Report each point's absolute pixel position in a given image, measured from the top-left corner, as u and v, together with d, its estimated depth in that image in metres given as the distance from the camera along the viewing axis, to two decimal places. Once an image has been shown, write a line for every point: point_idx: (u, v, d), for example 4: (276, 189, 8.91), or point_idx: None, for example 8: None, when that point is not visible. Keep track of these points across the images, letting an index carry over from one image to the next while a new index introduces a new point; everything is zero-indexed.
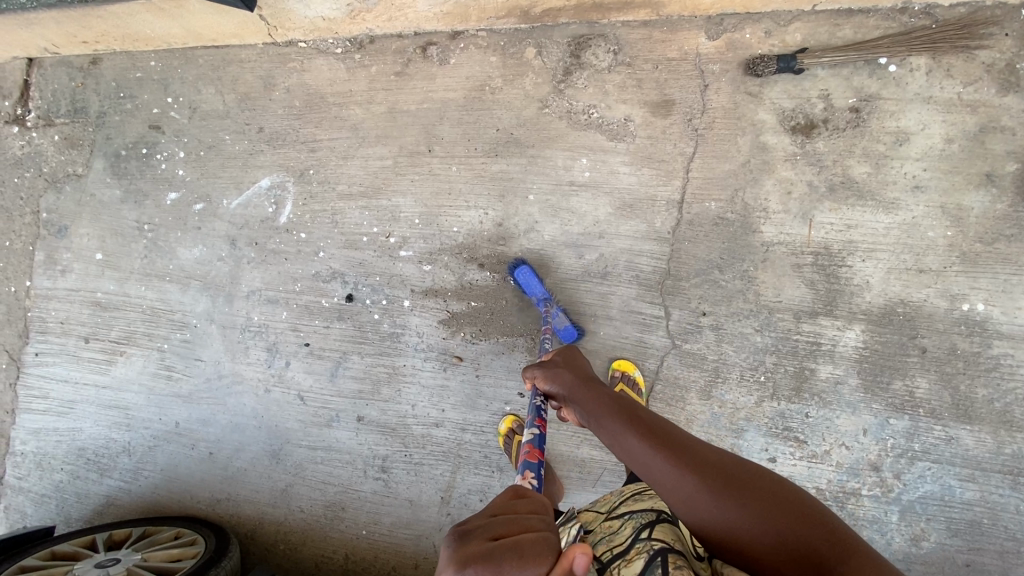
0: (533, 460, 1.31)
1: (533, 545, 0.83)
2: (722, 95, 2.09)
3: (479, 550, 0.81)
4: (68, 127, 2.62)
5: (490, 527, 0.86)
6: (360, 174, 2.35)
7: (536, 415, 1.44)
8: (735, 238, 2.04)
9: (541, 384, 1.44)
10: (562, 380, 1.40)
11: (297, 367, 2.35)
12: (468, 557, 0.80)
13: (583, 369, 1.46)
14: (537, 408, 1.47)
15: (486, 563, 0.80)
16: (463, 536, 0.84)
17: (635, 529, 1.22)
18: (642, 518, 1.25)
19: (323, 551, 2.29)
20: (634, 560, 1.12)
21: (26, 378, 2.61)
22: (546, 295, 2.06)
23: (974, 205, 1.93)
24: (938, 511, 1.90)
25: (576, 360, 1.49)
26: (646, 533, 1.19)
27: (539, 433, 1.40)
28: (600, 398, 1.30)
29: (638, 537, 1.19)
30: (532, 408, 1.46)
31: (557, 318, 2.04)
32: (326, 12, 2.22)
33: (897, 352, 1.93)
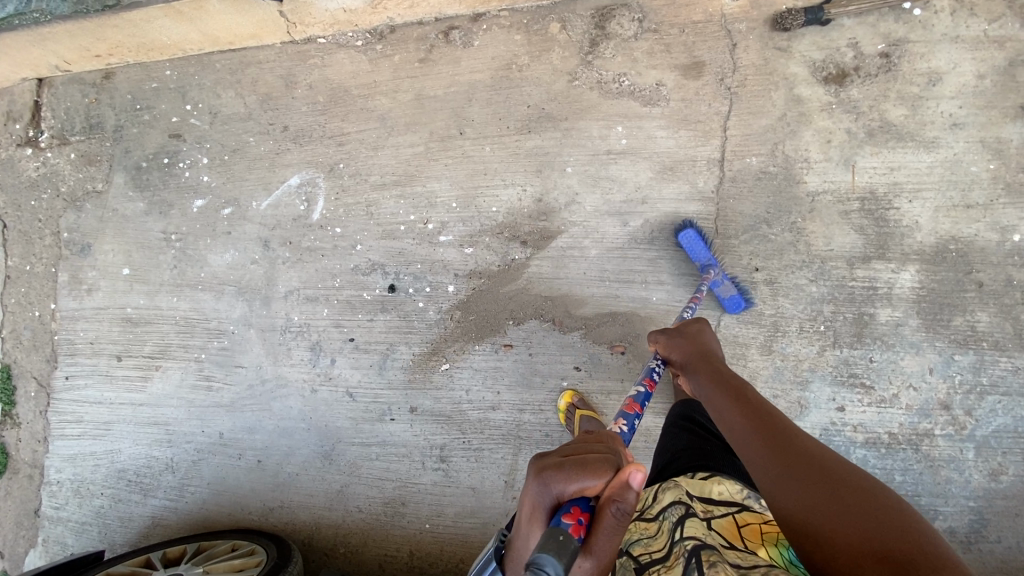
0: (629, 411, 1.55)
1: (595, 461, 1.03)
2: (751, 53, 2.10)
3: (555, 460, 1.05)
4: (84, 144, 2.56)
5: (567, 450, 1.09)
6: (392, 163, 2.33)
7: (648, 376, 1.65)
8: (780, 190, 2.05)
9: (662, 349, 1.63)
10: (683, 345, 1.57)
11: (344, 363, 2.30)
12: (546, 465, 1.04)
13: (705, 344, 1.56)
14: (651, 369, 1.67)
15: (559, 469, 1.03)
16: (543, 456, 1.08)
17: (670, 532, 1.14)
18: (674, 514, 1.18)
19: (386, 551, 2.22)
20: (674, 567, 1.03)
21: (57, 404, 2.52)
22: (711, 261, 1.99)
23: (1012, 137, 1.95)
24: (1013, 443, 1.88)
25: (699, 329, 1.61)
26: (679, 534, 1.10)
27: (645, 391, 1.61)
28: (719, 374, 1.43)
29: (674, 539, 1.10)
30: (649, 368, 1.66)
31: (721, 286, 1.97)
32: (347, 3, 2.20)
33: (955, 289, 1.94)
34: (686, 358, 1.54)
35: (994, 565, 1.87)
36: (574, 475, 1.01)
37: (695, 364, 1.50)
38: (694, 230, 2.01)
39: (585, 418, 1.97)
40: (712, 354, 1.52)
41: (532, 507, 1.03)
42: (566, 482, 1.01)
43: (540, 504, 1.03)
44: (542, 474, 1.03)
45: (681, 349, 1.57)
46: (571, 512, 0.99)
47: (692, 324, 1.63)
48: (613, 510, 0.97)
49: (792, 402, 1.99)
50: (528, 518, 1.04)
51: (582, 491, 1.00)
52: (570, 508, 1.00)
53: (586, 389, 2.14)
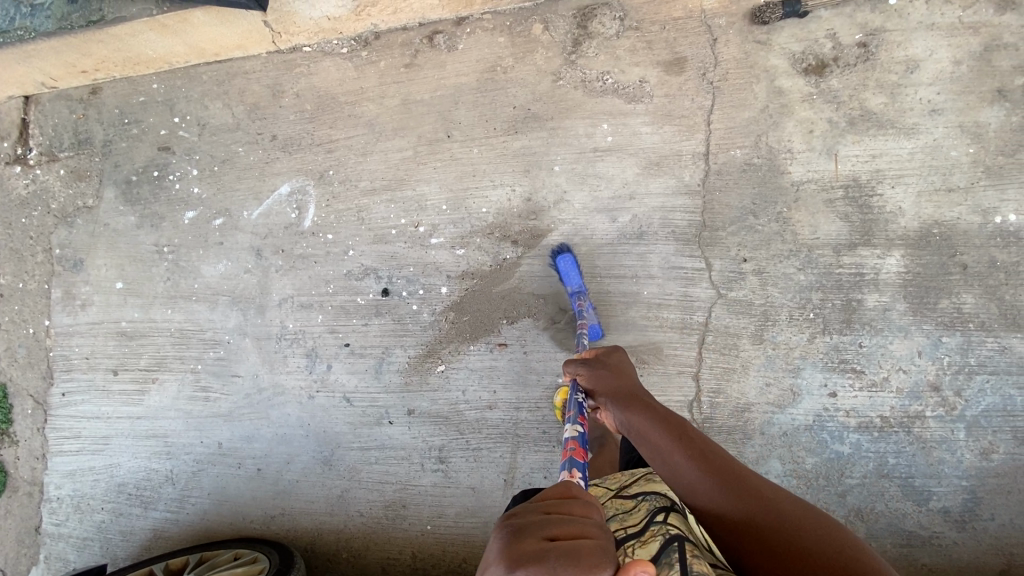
0: (578, 459, 1.32)
1: (587, 552, 0.84)
2: (732, 47, 2.13)
3: (535, 549, 0.84)
4: (73, 160, 2.57)
5: (548, 529, 0.88)
6: (381, 168, 2.34)
7: (579, 413, 1.47)
8: (765, 181, 2.08)
9: (584, 380, 1.53)
10: (609, 377, 1.49)
11: (340, 369, 2.31)
12: (524, 557, 0.83)
13: (627, 378, 1.49)
14: (578, 404, 1.51)
15: (541, 565, 0.82)
16: (518, 537, 0.87)
17: (649, 513, 1.19)
18: (656, 500, 1.24)
19: (389, 553, 2.23)
20: (649, 543, 1.07)
21: (54, 420, 2.52)
22: (581, 287, 2.06)
23: (990, 120, 1.99)
24: (1003, 422, 1.91)
25: (619, 358, 1.55)
26: (660, 517, 1.16)
27: (582, 432, 1.41)
28: (649, 408, 1.37)
29: (654, 520, 1.15)
30: (575, 404, 1.50)
31: (587, 314, 2.03)
32: (332, 11, 2.23)
33: (940, 272, 1.97)
34: (612, 392, 1.45)
35: (988, 543, 1.90)
36: (564, 574, 0.81)
37: (626, 399, 1.41)
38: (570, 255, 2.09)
39: None
40: (636, 387, 1.45)
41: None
42: None
43: None
44: (519, 570, 0.82)
45: (608, 384, 1.48)
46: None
47: (609, 352, 1.56)
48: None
49: (785, 390, 2.01)
50: None
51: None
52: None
53: None
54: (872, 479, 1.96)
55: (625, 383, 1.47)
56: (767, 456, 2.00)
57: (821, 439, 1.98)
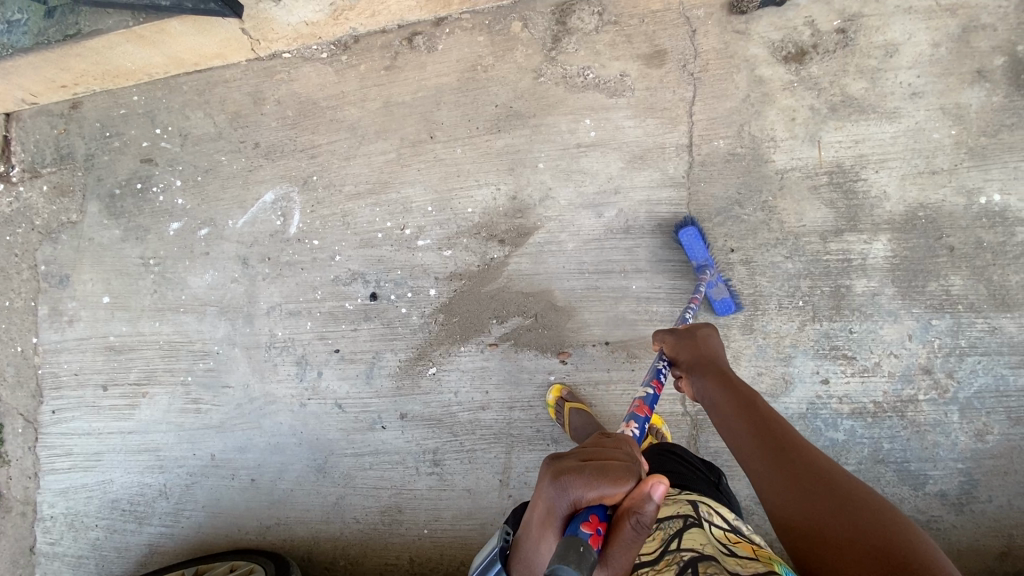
0: (641, 414, 1.47)
1: (613, 467, 1.04)
2: (711, 38, 2.13)
3: (573, 464, 1.06)
4: (56, 176, 2.55)
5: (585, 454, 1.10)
6: (365, 172, 2.33)
7: (654, 377, 1.56)
8: (749, 170, 2.07)
9: (668, 348, 1.56)
10: (688, 348, 1.51)
11: (331, 375, 2.29)
12: (564, 468, 1.05)
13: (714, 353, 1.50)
14: (657, 369, 1.58)
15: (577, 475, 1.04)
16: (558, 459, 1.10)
17: (663, 541, 1.17)
18: (671, 525, 1.21)
19: (386, 559, 2.21)
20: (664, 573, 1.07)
21: (46, 439, 2.49)
22: (707, 261, 1.98)
23: (972, 101, 1.99)
24: (996, 403, 1.91)
25: (708, 333, 1.55)
26: (674, 544, 1.14)
27: (653, 393, 1.53)
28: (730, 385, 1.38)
29: (667, 548, 1.14)
30: (654, 368, 1.57)
31: (714, 288, 1.96)
32: (309, 16, 2.22)
33: (927, 255, 1.96)
34: (691, 359, 1.49)
35: (987, 525, 1.89)
36: (595, 481, 1.01)
37: (707, 367, 1.44)
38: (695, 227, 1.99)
39: (574, 412, 1.99)
40: (718, 358, 1.47)
41: (548, 509, 1.05)
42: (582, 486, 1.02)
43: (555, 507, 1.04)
44: (560, 477, 1.04)
45: (688, 351, 1.51)
46: (589, 520, 1.01)
47: (700, 325, 1.57)
48: (632, 521, 0.96)
49: (777, 378, 2.00)
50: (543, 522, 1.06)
51: (601, 498, 1.01)
52: (587, 516, 1.01)
53: (573, 382, 2.15)
54: (867, 465, 1.95)
55: (705, 353, 1.49)
56: None
57: (815, 427, 1.97)
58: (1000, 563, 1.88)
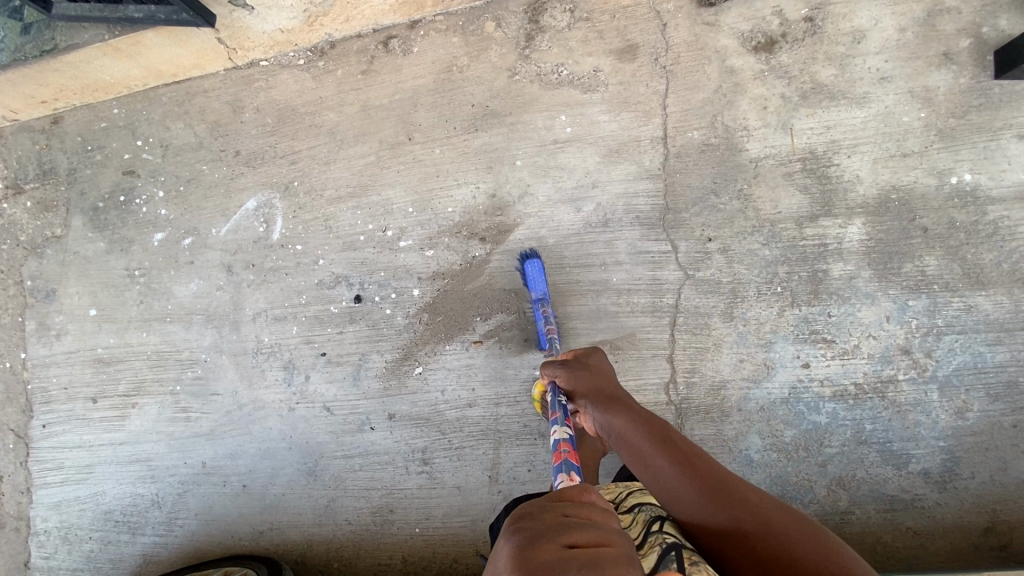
0: (573, 462, 1.35)
1: (610, 557, 0.78)
2: (681, 31, 2.15)
3: (550, 554, 0.78)
4: (39, 191, 2.56)
5: (567, 535, 0.83)
6: (346, 176, 2.35)
7: (563, 414, 1.53)
8: (724, 160, 2.09)
9: (564, 381, 1.58)
10: (586, 378, 1.55)
11: (318, 379, 2.31)
12: (539, 562, 0.77)
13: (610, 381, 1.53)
14: (560, 405, 1.55)
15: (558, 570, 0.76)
16: (536, 542, 0.82)
17: (646, 524, 1.28)
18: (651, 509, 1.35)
19: (379, 559, 2.22)
20: (649, 554, 1.14)
21: (37, 453, 2.50)
22: (544, 296, 2.08)
23: (939, 84, 2.01)
24: (974, 380, 1.93)
25: (598, 358, 1.63)
26: (656, 527, 1.24)
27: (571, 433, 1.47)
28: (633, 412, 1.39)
29: (650, 530, 1.24)
30: (559, 405, 1.55)
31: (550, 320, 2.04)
32: (284, 23, 2.23)
33: (901, 237, 1.99)
34: (592, 395, 1.50)
35: (971, 501, 1.91)
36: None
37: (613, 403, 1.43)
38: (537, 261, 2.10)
39: None
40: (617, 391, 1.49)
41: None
42: None
43: None
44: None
45: (588, 385, 1.54)
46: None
47: (588, 354, 1.64)
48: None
49: (758, 365, 2.02)
50: None
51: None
52: None
53: None
54: (851, 446, 1.97)
55: (606, 386, 1.52)
56: (746, 432, 2.01)
57: (798, 411, 1.99)
58: (986, 539, 1.90)
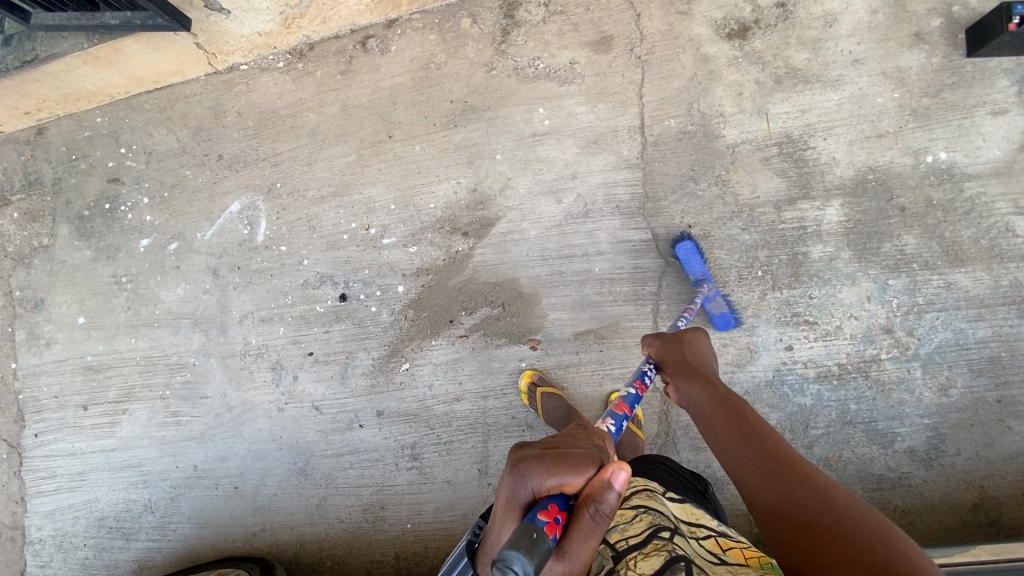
0: (622, 411, 1.53)
1: (575, 457, 1.08)
2: (655, 20, 2.16)
3: (534, 454, 1.10)
4: (25, 202, 2.56)
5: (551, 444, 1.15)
6: (327, 175, 2.36)
7: (640, 379, 1.64)
8: (701, 147, 2.11)
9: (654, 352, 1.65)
10: (674, 350, 1.60)
11: (306, 378, 2.31)
12: (526, 458, 1.09)
13: (700, 358, 1.58)
14: (643, 372, 1.66)
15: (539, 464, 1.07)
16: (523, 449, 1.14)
17: (652, 526, 1.19)
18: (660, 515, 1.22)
19: (372, 556, 2.23)
20: (652, 557, 1.08)
21: (29, 462, 2.50)
22: (705, 275, 1.99)
23: (912, 64, 2.02)
24: (956, 356, 1.93)
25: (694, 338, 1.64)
26: (664, 534, 1.15)
27: (636, 393, 1.60)
28: (712, 388, 1.46)
29: (657, 535, 1.15)
30: (639, 371, 1.66)
31: (714, 302, 1.98)
32: (261, 26, 2.25)
33: (879, 217, 2.00)
34: (677, 366, 1.56)
35: (958, 478, 1.91)
36: (553, 471, 1.05)
37: (694, 375, 1.51)
38: (691, 243, 2.01)
39: (546, 396, 2.01)
40: (704, 367, 1.55)
41: (511, 499, 1.08)
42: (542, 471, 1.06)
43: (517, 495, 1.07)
44: (521, 465, 1.08)
45: (674, 356, 1.59)
46: (550, 507, 1.03)
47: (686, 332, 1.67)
48: (592, 509, 0.99)
49: (742, 349, 2.03)
50: (507, 509, 1.10)
51: (561, 487, 1.05)
52: (548, 505, 1.03)
53: (545, 366, 2.17)
54: (836, 427, 1.97)
55: (693, 361, 1.56)
56: None
57: (782, 394, 2.00)
58: (974, 515, 1.90)
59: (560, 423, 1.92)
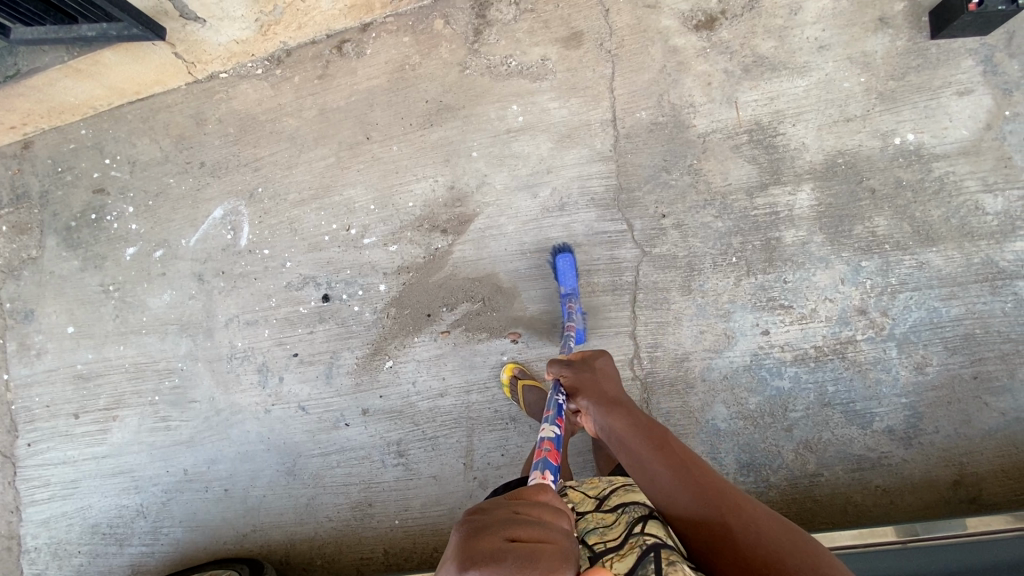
0: (552, 460, 1.35)
1: (546, 560, 0.76)
2: (624, 15, 2.19)
3: (493, 549, 0.75)
4: (13, 215, 2.58)
5: (511, 527, 0.79)
6: (308, 178, 2.40)
7: (557, 413, 1.51)
8: (672, 137, 2.13)
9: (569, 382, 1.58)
10: (590, 383, 1.55)
11: (292, 379, 2.34)
12: (484, 557, 0.73)
13: (615, 387, 1.55)
14: (557, 404, 1.55)
15: (496, 568, 0.73)
16: (473, 535, 0.77)
17: (628, 525, 1.18)
18: (636, 511, 1.22)
19: (361, 553, 2.25)
20: (628, 556, 1.08)
21: (23, 472, 2.52)
22: (573, 289, 2.05)
23: (877, 48, 2.05)
24: (930, 335, 1.95)
25: (604, 362, 1.62)
26: (639, 529, 1.15)
27: (559, 433, 1.45)
28: (632, 415, 1.43)
29: (633, 532, 1.14)
30: (555, 405, 1.54)
31: (575, 317, 2.04)
32: (237, 34, 2.29)
33: (850, 201, 2.02)
34: (595, 396, 1.51)
35: (937, 456, 1.92)
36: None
37: (614, 406, 1.47)
38: (570, 256, 2.07)
39: (528, 389, 2.02)
40: (621, 396, 1.51)
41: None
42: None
43: None
44: (472, 571, 0.73)
45: (589, 385, 1.55)
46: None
47: (596, 356, 1.64)
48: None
49: (719, 335, 2.05)
50: None
51: None
52: None
53: (526, 359, 2.19)
54: (815, 409, 1.99)
55: (611, 392, 1.53)
56: (711, 402, 2.03)
57: (760, 378, 2.02)
58: (954, 492, 1.91)
59: (542, 417, 1.98)
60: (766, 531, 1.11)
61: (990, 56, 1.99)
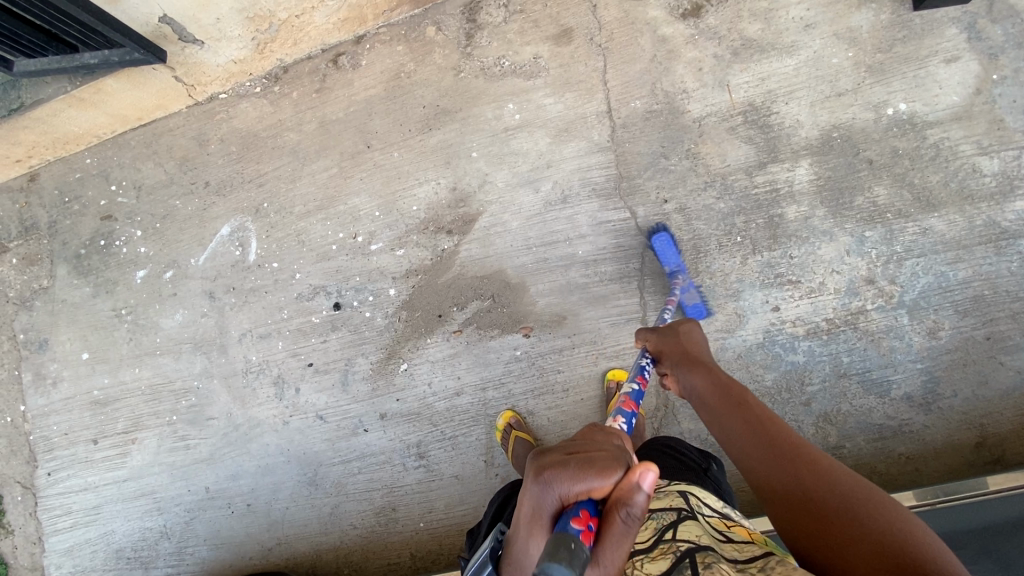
0: (628, 408, 1.46)
1: (600, 458, 0.95)
2: (612, 9, 2.24)
3: (556, 459, 0.97)
4: (23, 247, 2.61)
5: (570, 446, 1.02)
6: (312, 190, 2.43)
7: (641, 372, 1.57)
8: (668, 124, 2.16)
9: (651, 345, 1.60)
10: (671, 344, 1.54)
11: (308, 389, 2.35)
12: (546, 464, 0.96)
13: (696, 346, 1.53)
14: (642, 366, 1.59)
15: (561, 469, 0.95)
16: (542, 453, 1.00)
17: (658, 530, 1.14)
18: (664, 516, 1.17)
19: (388, 559, 2.24)
20: (660, 560, 1.04)
21: (44, 502, 2.52)
22: (678, 266, 2.05)
23: (862, 23, 2.09)
24: (941, 299, 1.96)
25: (688, 328, 1.58)
26: (669, 533, 1.10)
27: (639, 387, 1.51)
28: (713, 373, 1.39)
29: (662, 537, 1.11)
30: (638, 366, 1.59)
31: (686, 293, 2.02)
32: (235, 54, 2.34)
33: (849, 172, 2.04)
34: (675, 356, 1.51)
35: (958, 419, 1.93)
36: (580, 475, 0.93)
37: (694, 364, 1.44)
38: (667, 234, 2.07)
39: (519, 441, 2.04)
40: (701, 354, 1.49)
41: (533, 514, 0.96)
42: (567, 474, 0.94)
43: (541, 506, 0.95)
44: (544, 474, 0.95)
45: (671, 347, 1.54)
46: (578, 515, 0.90)
47: (680, 321, 1.61)
48: (622, 515, 0.88)
49: (730, 314, 2.06)
50: (527, 523, 0.96)
51: (587, 492, 0.92)
52: (577, 512, 0.91)
53: (540, 353, 2.20)
54: (832, 381, 1.99)
55: (694, 351, 1.51)
56: None
57: (775, 354, 2.03)
58: (977, 454, 1.91)
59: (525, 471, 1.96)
60: (843, 486, 1.03)
61: (973, 23, 2.03)
